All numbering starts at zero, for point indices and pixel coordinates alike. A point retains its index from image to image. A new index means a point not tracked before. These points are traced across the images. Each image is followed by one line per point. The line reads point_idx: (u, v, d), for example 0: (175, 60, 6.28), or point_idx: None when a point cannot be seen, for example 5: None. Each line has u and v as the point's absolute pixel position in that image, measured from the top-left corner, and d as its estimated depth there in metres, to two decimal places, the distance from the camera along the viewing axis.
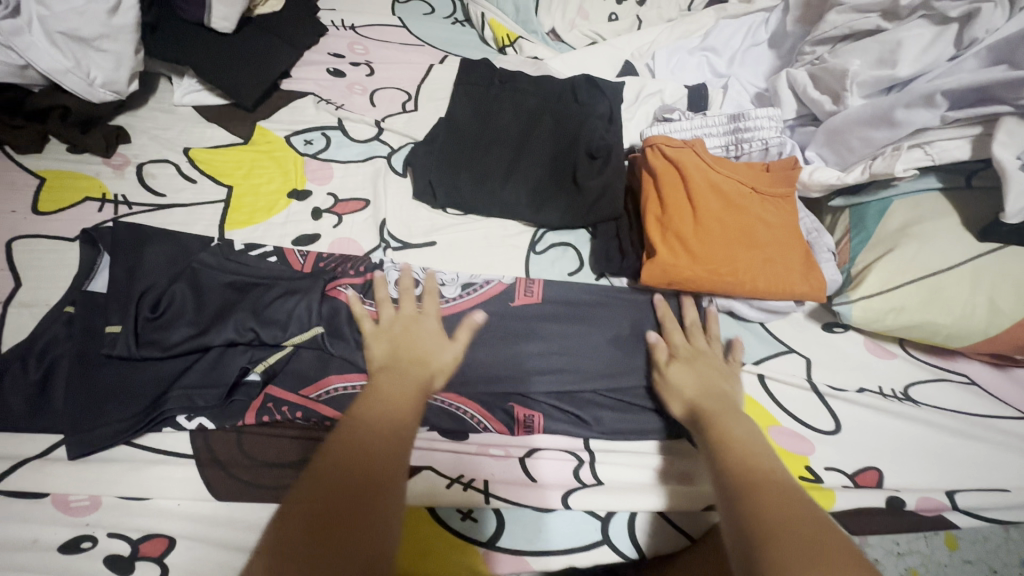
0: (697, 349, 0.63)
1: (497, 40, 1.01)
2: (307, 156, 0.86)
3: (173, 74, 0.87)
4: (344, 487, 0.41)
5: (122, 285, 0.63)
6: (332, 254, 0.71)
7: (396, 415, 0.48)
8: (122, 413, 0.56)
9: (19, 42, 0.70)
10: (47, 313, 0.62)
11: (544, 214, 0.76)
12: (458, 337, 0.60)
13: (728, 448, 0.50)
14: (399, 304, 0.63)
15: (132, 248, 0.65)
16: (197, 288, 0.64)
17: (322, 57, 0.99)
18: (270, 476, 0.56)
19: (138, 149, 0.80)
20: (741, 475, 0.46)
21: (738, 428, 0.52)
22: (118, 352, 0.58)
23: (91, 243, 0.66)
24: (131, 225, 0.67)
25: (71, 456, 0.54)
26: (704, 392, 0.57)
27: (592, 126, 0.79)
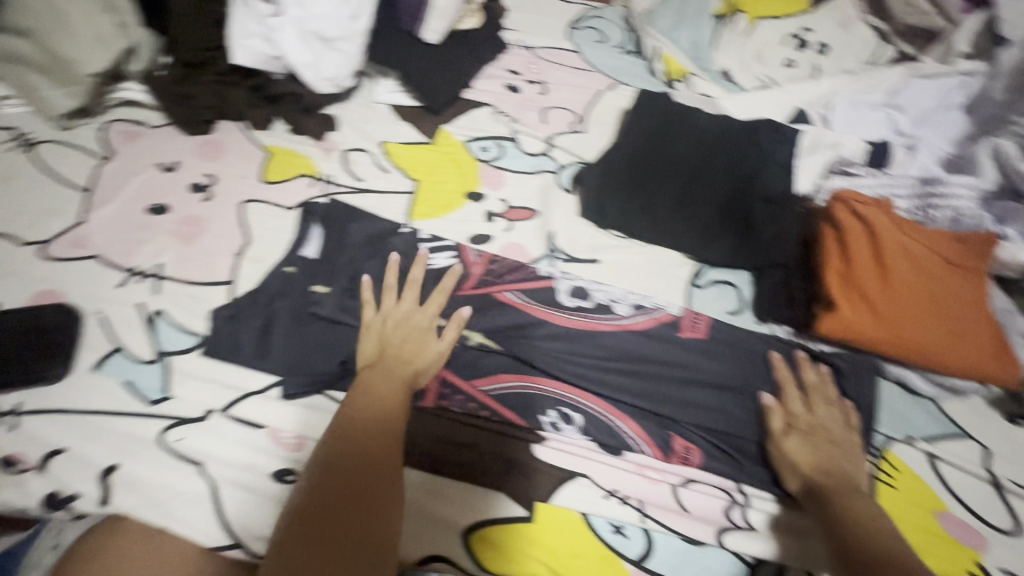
0: (818, 419, 0.62)
1: (668, 74, 1.04)
2: (482, 161, 0.92)
3: (377, 74, 0.97)
4: (357, 484, 0.50)
5: (334, 256, 0.72)
6: (502, 261, 0.75)
7: (371, 412, 0.56)
8: (326, 369, 0.63)
9: (278, 35, 0.81)
10: (270, 269, 0.71)
11: (712, 250, 0.77)
12: (446, 333, 0.65)
13: (852, 519, 0.53)
14: (399, 298, 0.68)
15: (343, 226, 0.75)
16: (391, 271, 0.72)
17: (500, 72, 1.06)
18: (444, 453, 0.60)
19: (343, 137, 0.90)
20: (859, 536, 0.51)
21: (860, 503, 0.54)
22: (325, 313, 0.66)
23: (308, 217, 0.77)
24: (343, 207, 0.78)
25: (282, 395, 0.62)
26: (824, 462, 0.59)
27: (769, 172, 0.80)
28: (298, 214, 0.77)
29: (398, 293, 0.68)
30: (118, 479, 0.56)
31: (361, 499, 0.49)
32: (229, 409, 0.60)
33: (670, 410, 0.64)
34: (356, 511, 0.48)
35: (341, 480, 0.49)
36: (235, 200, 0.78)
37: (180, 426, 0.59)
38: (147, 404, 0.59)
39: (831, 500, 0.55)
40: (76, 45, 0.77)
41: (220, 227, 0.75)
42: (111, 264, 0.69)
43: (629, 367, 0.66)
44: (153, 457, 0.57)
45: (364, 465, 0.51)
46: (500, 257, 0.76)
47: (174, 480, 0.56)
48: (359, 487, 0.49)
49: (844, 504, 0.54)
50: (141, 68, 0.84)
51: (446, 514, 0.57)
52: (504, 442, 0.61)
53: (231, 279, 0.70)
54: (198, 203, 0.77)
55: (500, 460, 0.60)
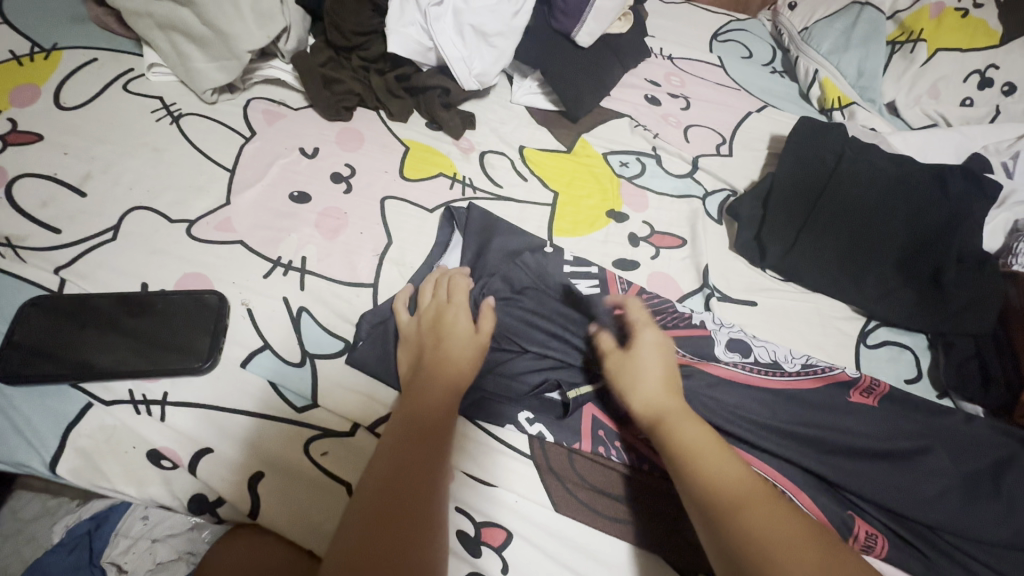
0: (642, 344, 0.57)
1: (825, 101, 0.95)
2: (623, 178, 0.86)
3: (518, 73, 0.93)
4: (379, 537, 0.40)
5: (478, 269, 0.67)
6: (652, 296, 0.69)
7: (407, 443, 0.47)
8: (474, 394, 0.58)
9: (436, 27, 0.77)
10: (416, 277, 0.67)
11: (887, 307, 0.70)
12: (483, 324, 0.59)
13: (691, 459, 0.47)
14: (434, 293, 0.62)
15: (489, 236, 0.70)
16: (533, 289, 0.66)
17: (640, 82, 1.00)
18: (600, 504, 0.55)
19: (481, 138, 0.86)
20: (717, 500, 0.44)
21: (689, 429, 0.49)
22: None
23: (450, 224, 0.73)
24: (485, 214, 0.72)
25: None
26: (662, 386, 0.53)
27: (961, 226, 0.71)
28: (441, 220, 0.74)
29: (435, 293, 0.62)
30: (263, 489, 0.52)
31: (388, 551, 0.39)
32: (377, 427, 0.56)
33: (849, 486, 0.57)
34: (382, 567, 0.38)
35: (367, 527, 0.41)
36: (375, 195, 0.75)
37: (324, 439, 0.55)
38: (294, 410, 0.56)
39: (664, 426, 0.50)
40: (238, 20, 0.75)
41: (361, 223, 0.72)
42: (256, 252, 0.66)
43: (798, 433, 0.59)
44: (298, 469, 0.53)
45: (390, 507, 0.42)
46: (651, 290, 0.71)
47: (319, 498, 0.52)
48: (381, 536, 0.40)
49: (675, 430, 0.49)
50: (293, 48, 0.81)
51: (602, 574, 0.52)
52: (666, 500, 0.55)
53: (375, 281, 0.67)
54: (339, 195, 0.74)
55: (663, 522, 0.54)
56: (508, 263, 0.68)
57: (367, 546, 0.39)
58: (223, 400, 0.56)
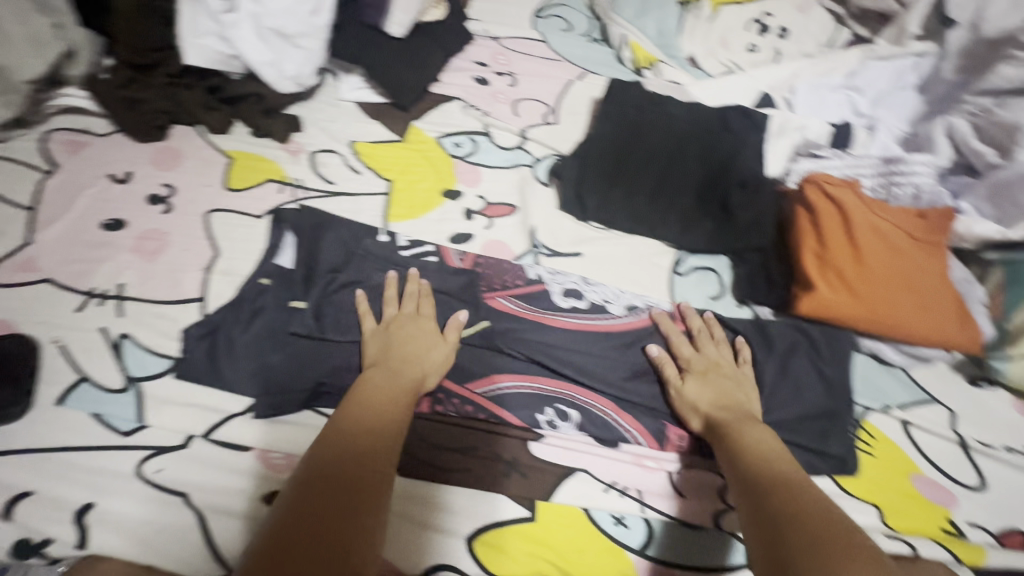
0: (708, 361, 0.65)
1: (636, 62, 1.04)
2: (457, 158, 0.90)
3: (340, 70, 0.93)
4: (345, 477, 0.44)
5: (314, 267, 0.69)
6: (487, 261, 0.75)
7: (379, 413, 0.53)
8: (310, 383, 0.61)
9: (232, 34, 0.76)
10: (246, 283, 0.67)
11: (691, 236, 0.78)
12: (422, 307, 0.66)
13: (761, 457, 0.53)
14: (401, 305, 0.66)
15: (318, 232, 0.72)
16: (370, 275, 0.69)
17: (468, 65, 1.04)
18: (443, 460, 0.59)
19: (310, 138, 0.87)
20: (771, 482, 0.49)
21: (754, 434, 0.56)
22: (306, 330, 0.63)
23: (279, 224, 0.73)
24: (314, 214, 0.74)
25: (255, 416, 0.59)
26: (706, 390, 0.62)
27: (740, 157, 0.81)
28: (268, 223, 0.74)
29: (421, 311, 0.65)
30: (94, 518, 0.52)
31: (349, 491, 0.43)
32: (212, 433, 0.57)
33: (662, 396, 0.65)
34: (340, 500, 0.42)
35: (333, 468, 0.45)
36: (198, 211, 0.74)
37: (157, 457, 0.55)
38: (121, 435, 0.56)
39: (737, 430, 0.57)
40: (7, 49, 0.70)
41: (184, 240, 0.71)
42: (67, 287, 0.64)
43: (617, 360, 0.66)
44: (132, 491, 0.53)
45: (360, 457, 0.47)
46: (485, 257, 0.76)
47: (159, 513, 0.53)
48: (346, 476, 0.44)
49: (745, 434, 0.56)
50: (80, 72, 0.79)
51: (448, 521, 0.57)
52: (503, 443, 0.61)
53: (202, 295, 0.66)
54: (158, 216, 0.72)
55: (500, 462, 0.60)
56: (340, 256, 0.70)
57: (330, 483, 0.43)
58: (43, 442, 0.55)
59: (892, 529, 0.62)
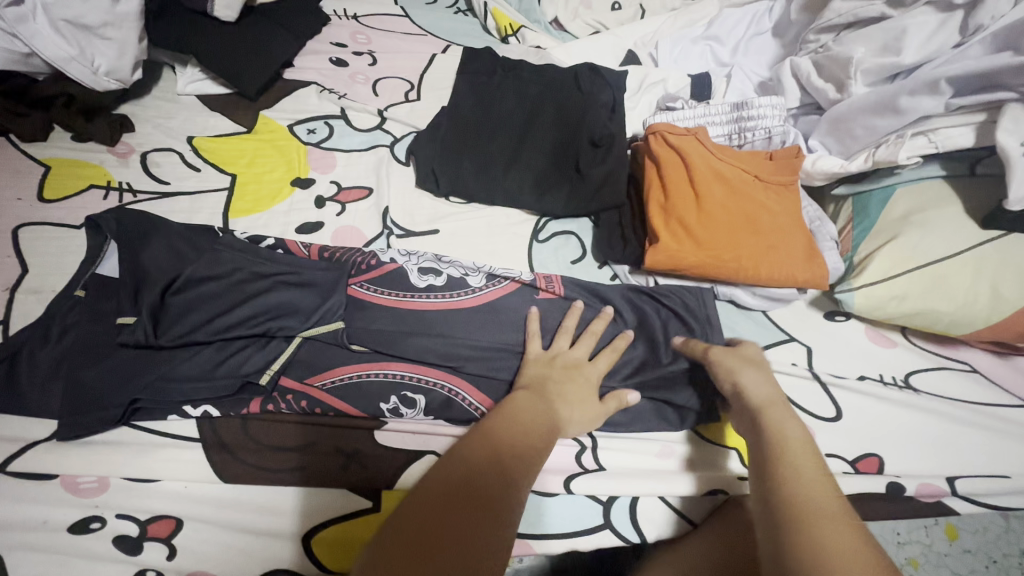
0: (759, 361, 0.59)
1: (500, 30, 1.00)
2: (310, 145, 0.85)
3: (177, 63, 0.88)
4: (468, 493, 0.41)
5: (140, 269, 0.60)
6: (337, 247, 0.69)
7: (535, 435, 0.50)
8: (120, 398, 0.55)
9: (24, 29, 0.70)
10: (57, 298, 0.62)
11: (547, 201, 0.76)
12: (599, 359, 0.61)
13: (791, 463, 0.46)
14: (572, 343, 0.62)
15: (139, 235, 0.62)
16: (207, 274, 0.60)
17: (325, 46, 0.98)
18: (275, 459, 0.56)
19: (142, 138, 0.81)
20: (805, 497, 0.42)
21: (786, 422, 0.50)
22: (135, 340, 0.56)
23: (98, 232, 0.63)
24: (139, 218, 0.64)
25: (60, 440, 0.54)
26: (771, 388, 0.55)
27: (592, 115, 0.79)
28: (85, 230, 0.64)
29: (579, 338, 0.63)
30: None
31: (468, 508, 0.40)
32: (9, 465, 0.52)
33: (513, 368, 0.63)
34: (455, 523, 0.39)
35: (436, 488, 0.41)
36: (5, 226, 0.68)
37: None
38: None
39: (763, 415, 0.52)
40: None
41: None
42: None
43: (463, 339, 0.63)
44: None
45: (483, 468, 0.44)
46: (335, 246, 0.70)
47: None
48: (472, 490, 0.42)
49: (775, 423, 0.50)
50: None
51: (279, 524, 0.53)
52: (340, 434, 0.58)
53: (4, 316, 0.61)
54: None
55: (337, 454, 0.57)
56: (164, 254, 0.61)
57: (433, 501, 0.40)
58: None
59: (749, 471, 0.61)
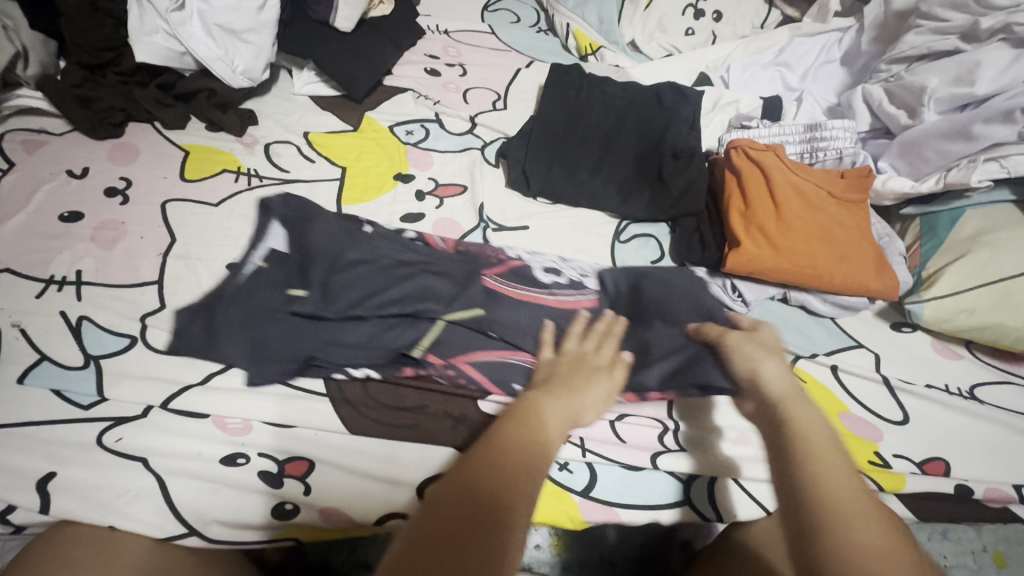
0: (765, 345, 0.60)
1: (580, 49, 1.08)
2: (409, 144, 0.93)
3: (294, 67, 0.98)
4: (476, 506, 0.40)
5: (308, 249, 0.69)
6: (471, 242, 0.77)
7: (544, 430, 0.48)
8: (293, 358, 0.62)
9: (182, 31, 0.80)
10: (239, 267, 0.69)
11: (629, 206, 0.83)
12: (603, 349, 0.63)
13: (813, 454, 0.45)
14: (581, 339, 0.64)
15: (303, 223, 0.71)
16: (365, 258, 0.69)
17: (419, 57, 1.07)
18: (391, 416, 0.62)
19: (265, 131, 0.90)
20: (824, 473, 0.43)
21: (811, 418, 0.48)
22: (307, 310, 0.64)
23: (267, 213, 0.74)
24: (302, 204, 0.74)
25: (250, 385, 0.62)
26: (787, 383, 0.53)
27: (674, 129, 0.86)
28: (256, 211, 0.75)
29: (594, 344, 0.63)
30: (55, 485, 0.54)
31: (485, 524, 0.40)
32: (169, 402, 0.60)
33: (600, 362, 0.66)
34: (461, 532, 0.39)
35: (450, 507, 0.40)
36: (154, 201, 0.77)
37: (117, 427, 0.58)
38: (81, 408, 0.58)
39: (787, 409, 0.49)
40: None
41: (142, 228, 0.74)
42: (25, 275, 0.67)
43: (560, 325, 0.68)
44: (91, 458, 0.56)
45: (494, 478, 0.42)
46: (466, 242, 0.78)
47: (115, 479, 0.55)
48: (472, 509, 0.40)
49: (794, 414, 0.49)
50: (35, 72, 0.81)
51: (397, 473, 0.59)
52: (449, 401, 0.64)
53: (158, 278, 0.69)
54: (115, 207, 0.75)
55: (445, 417, 0.63)
56: (326, 235, 0.70)
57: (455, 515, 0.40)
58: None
59: None
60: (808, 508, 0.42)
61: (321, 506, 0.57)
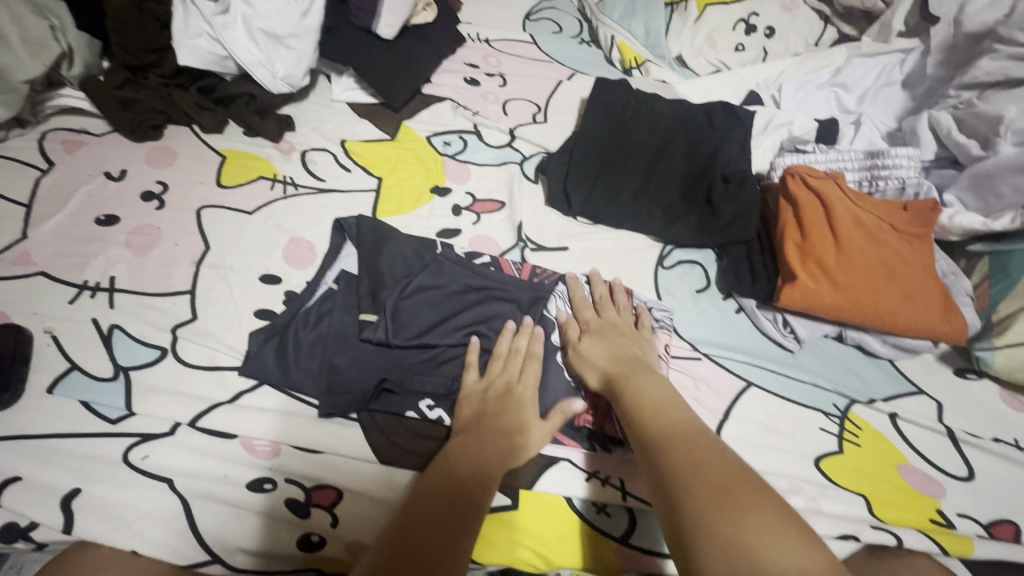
0: (607, 324, 0.65)
1: (625, 62, 1.05)
2: (446, 156, 0.91)
3: (334, 73, 0.96)
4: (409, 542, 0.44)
5: (379, 273, 0.69)
6: (544, 270, 0.74)
7: (474, 470, 0.51)
8: (361, 388, 0.61)
9: (225, 34, 0.78)
10: (316, 288, 0.68)
11: (675, 230, 0.79)
12: (526, 376, 0.61)
13: (640, 409, 0.53)
14: (503, 367, 0.61)
15: (380, 245, 0.71)
16: (434, 284, 0.69)
17: (459, 66, 1.05)
18: (425, 448, 0.59)
19: (302, 137, 0.88)
20: (669, 435, 0.49)
21: (648, 385, 0.55)
22: (377, 338, 0.63)
23: (341, 232, 0.74)
24: (375, 224, 0.73)
25: (320, 415, 0.60)
26: (609, 353, 0.61)
27: (723, 150, 0.82)
28: (330, 230, 0.75)
29: (596, 329, 0.64)
30: (80, 503, 0.52)
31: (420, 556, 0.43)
32: (198, 421, 0.58)
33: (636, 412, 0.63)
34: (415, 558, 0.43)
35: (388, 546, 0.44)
36: (190, 206, 0.76)
37: (143, 444, 0.56)
38: (108, 422, 0.57)
39: (622, 380, 0.57)
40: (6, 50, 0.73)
41: (176, 235, 0.72)
42: (59, 279, 0.66)
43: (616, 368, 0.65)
44: (118, 476, 0.54)
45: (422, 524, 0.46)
46: (540, 266, 0.76)
47: (140, 500, 0.53)
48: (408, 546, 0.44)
49: (633, 382, 0.56)
50: (79, 73, 0.81)
51: None
52: None
53: (191, 288, 0.68)
54: (151, 212, 0.74)
55: None
56: (401, 260, 0.70)
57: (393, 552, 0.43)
58: (29, 427, 0.55)
59: (879, 520, 0.60)
60: (646, 436, 0.50)
61: (349, 540, 0.54)
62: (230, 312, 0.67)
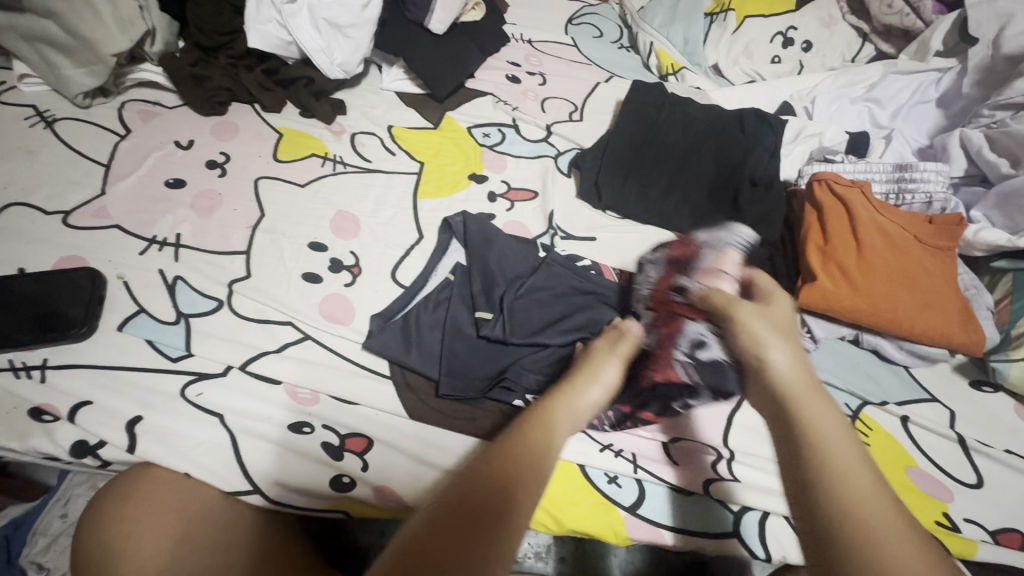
0: (777, 320, 0.55)
1: (662, 68, 1.09)
2: (485, 146, 0.95)
3: (384, 63, 1.02)
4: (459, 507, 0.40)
5: (493, 272, 0.73)
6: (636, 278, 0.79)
7: (528, 443, 0.46)
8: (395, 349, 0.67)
9: (291, 22, 0.85)
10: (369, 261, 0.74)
11: (700, 228, 0.82)
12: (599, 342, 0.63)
13: (832, 463, 0.41)
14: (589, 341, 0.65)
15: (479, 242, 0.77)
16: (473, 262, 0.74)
17: (502, 64, 1.10)
18: (453, 409, 0.64)
19: (351, 121, 0.94)
20: (857, 515, 0.38)
21: (840, 427, 0.44)
22: (494, 335, 0.67)
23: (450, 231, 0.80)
24: (483, 224, 0.78)
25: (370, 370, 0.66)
26: (802, 369, 0.49)
27: (753, 155, 0.85)
28: (440, 228, 0.81)
29: (753, 345, 0.52)
30: (141, 429, 0.58)
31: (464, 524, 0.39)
32: (248, 365, 0.63)
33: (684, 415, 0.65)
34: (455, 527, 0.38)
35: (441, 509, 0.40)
36: (248, 176, 0.82)
37: (198, 382, 0.62)
38: (169, 360, 0.63)
39: (798, 410, 0.46)
40: (99, 27, 0.81)
41: (236, 201, 0.79)
42: (132, 233, 0.73)
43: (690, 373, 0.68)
44: (175, 408, 0.60)
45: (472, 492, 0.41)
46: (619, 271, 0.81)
47: (193, 430, 0.58)
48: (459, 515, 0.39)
49: (816, 419, 0.44)
50: (158, 50, 0.89)
51: (450, 462, 0.60)
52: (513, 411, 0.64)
53: (246, 248, 0.74)
54: (214, 178, 0.81)
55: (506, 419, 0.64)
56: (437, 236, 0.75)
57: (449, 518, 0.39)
58: (101, 359, 0.62)
59: None
60: (824, 515, 0.39)
61: (377, 483, 0.59)
62: (281, 273, 0.72)
